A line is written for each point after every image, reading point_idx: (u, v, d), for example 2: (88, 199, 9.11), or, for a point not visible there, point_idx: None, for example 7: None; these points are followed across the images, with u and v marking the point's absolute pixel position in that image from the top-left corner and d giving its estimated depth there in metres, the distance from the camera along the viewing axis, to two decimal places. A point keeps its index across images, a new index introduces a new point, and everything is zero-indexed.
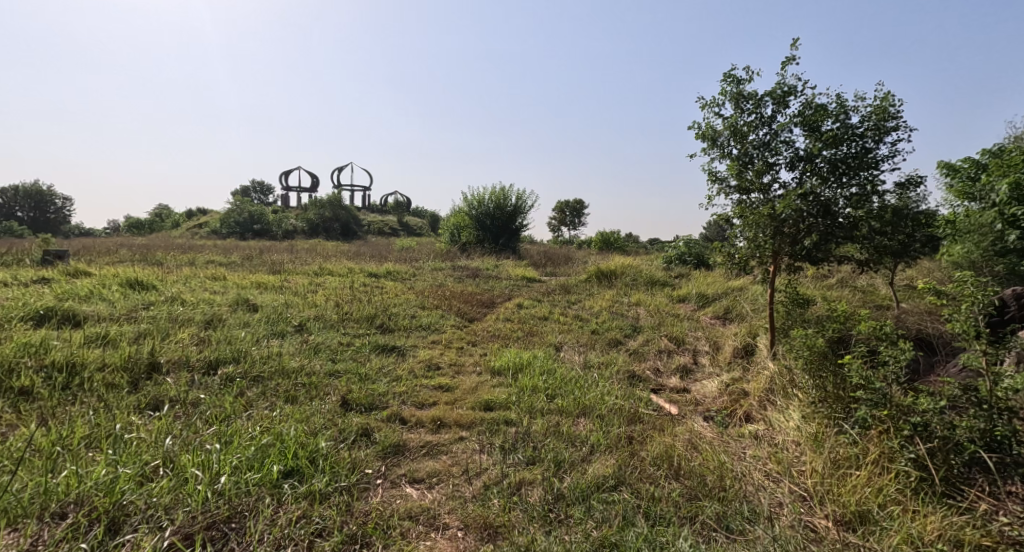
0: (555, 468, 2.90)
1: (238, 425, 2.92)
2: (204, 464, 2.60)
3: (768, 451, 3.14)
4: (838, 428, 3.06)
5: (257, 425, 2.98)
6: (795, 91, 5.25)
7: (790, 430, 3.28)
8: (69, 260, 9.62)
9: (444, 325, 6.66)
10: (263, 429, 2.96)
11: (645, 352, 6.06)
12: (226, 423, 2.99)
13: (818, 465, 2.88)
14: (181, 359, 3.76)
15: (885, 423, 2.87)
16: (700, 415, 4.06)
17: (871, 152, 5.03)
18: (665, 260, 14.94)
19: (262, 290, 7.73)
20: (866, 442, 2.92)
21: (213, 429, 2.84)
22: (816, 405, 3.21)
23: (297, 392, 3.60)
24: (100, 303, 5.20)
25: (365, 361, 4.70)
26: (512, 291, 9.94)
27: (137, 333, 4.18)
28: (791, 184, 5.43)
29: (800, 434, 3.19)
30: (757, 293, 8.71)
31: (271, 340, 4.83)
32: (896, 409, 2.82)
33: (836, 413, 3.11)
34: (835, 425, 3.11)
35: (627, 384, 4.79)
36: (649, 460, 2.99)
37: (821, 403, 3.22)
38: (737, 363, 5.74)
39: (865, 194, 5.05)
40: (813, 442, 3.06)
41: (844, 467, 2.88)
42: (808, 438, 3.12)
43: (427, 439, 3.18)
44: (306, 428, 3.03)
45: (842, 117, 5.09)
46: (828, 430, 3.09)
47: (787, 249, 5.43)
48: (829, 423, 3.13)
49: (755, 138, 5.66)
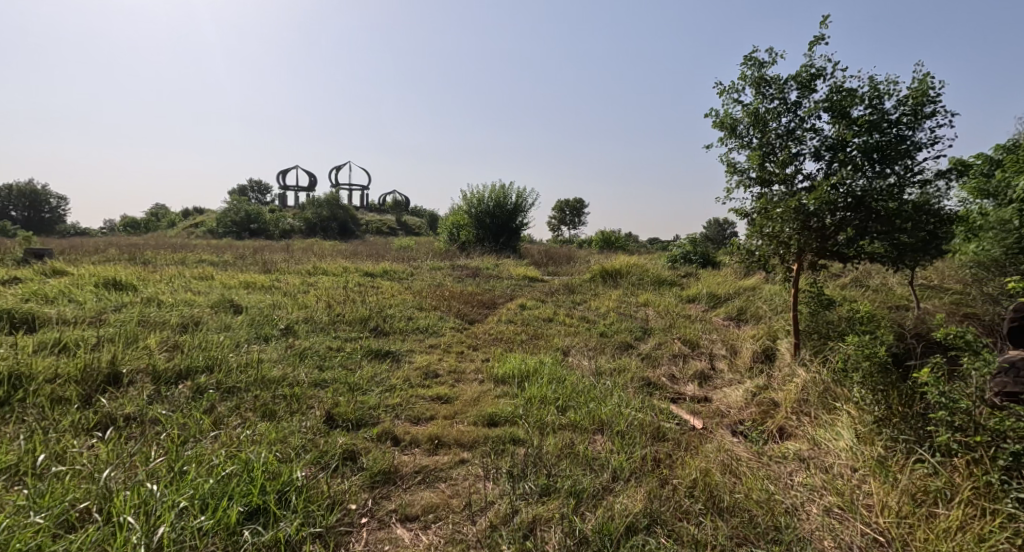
0: (574, 502, 2.49)
1: (199, 451, 2.50)
2: (142, 508, 2.19)
3: (822, 479, 2.73)
4: (914, 455, 2.65)
5: (221, 449, 2.56)
6: (823, 74, 4.82)
7: (843, 453, 2.87)
8: (50, 259, 9.23)
9: (443, 328, 6.24)
10: (229, 455, 2.54)
11: (659, 357, 5.65)
12: (185, 447, 2.57)
13: (893, 501, 2.50)
14: (145, 369, 3.34)
15: (974, 451, 2.48)
16: (728, 430, 3.65)
17: (907, 140, 4.60)
18: (669, 260, 14.53)
19: (250, 290, 7.29)
20: (950, 473, 2.52)
21: (162, 459, 2.42)
22: (879, 427, 2.81)
23: (277, 406, 3.18)
24: (68, 304, 4.77)
25: (356, 368, 4.28)
26: (514, 291, 9.51)
27: (99, 338, 3.75)
28: (818, 175, 5.02)
29: (858, 458, 2.79)
30: (771, 293, 8.29)
31: (253, 345, 4.41)
32: (990, 434, 2.44)
33: (908, 436, 2.72)
34: (907, 450, 2.71)
35: (643, 393, 4.38)
36: (683, 491, 2.58)
37: (885, 424, 2.83)
38: (759, 369, 5.33)
39: (900, 186, 4.63)
40: (881, 471, 2.66)
41: (924, 503, 2.50)
42: (873, 464, 2.72)
43: (423, 462, 2.77)
44: (278, 454, 2.61)
45: (875, 102, 4.66)
46: (898, 456, 2.69)
47: (814, 246, 5.01)
48: (897, 447, 2.73)
49: (778, 126, 5.24)
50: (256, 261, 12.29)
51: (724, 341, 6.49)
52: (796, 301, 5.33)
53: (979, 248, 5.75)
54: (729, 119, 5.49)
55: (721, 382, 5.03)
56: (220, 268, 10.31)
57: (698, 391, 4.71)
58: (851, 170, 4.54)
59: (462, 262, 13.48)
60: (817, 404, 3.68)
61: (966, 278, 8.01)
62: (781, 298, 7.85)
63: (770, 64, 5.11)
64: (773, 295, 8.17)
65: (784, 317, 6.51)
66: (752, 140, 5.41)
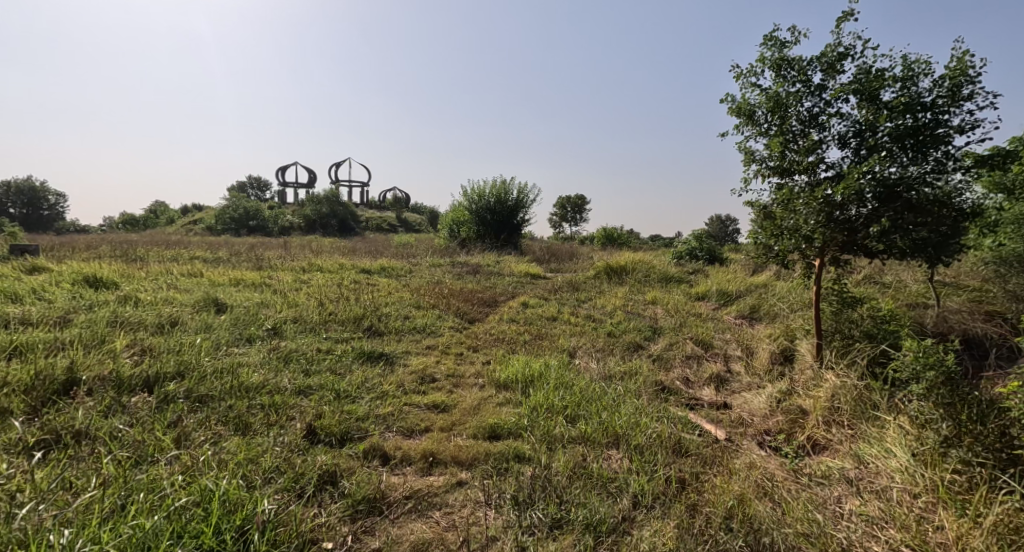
0: (589, 538, 2.17)
1: (150, 478, 2.18)
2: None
3: (881, 509, 2.44)
4: (1002, 486, 2.31)
5: (177, 475, 2.23)
6: (850, 53, 4.45)
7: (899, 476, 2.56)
8: (35, 255, 8.88)
9: (442, 328, 5.89)
10: (185, 482, 2.20)
11: (672, 359, 5.31)
12: (136, 471, 2.24)
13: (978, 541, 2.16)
14: (107, 376, 3.01)
15: None
16: (754, 441, 3.31)
17: (944, 124, 4.22)
18: (675, 256, 14.17)
19: (239, 287, 6.93)
20: None
21: (101, 489, 2.08)
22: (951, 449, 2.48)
23: (253, 417, 2.85)
24: (36, 303, 4.43)
25: (346, 373, 3.94)
26: (516, 289, 9.15)
27: (61, 342, 3.41)
28: (844, 163, 4.65)
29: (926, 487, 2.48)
30: (785, 290, 7.93)
31: (235, 348, 4.07)
32: None
33: (989, 462, 2.39)
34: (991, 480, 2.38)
35: (658, 399, 4.04)
36: (717, 522, 2.26)
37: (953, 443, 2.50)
38: (778, 372, 4.99)
39: (936, 174, 4.26)
40: (958, 503, 2.34)
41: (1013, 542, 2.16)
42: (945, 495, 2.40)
43: (415, 486, 2.44)
44: (243, 481, 2.27)
45: (908, 83, 4.29)
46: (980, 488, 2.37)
47: (841, 240, 4.64)
48: (975, 474, 2.41)
49: (799, 112, 4.88)
50: (251, 258, 11.95)
51: (738, 341, 6.15)
52: (817, 299, 5.00)
53: (996, 244, 5.38)
54: (746, 105, 5.13)
55: (740, 386, 4.69)
56: (212, 265, 9.97)
57: (716, 396, 4.37)
58: (883, 157, 4.18)
59: (462, 259, 13.13)
60: (850, 412, 3.34)
61: (988, 274, 7.67)
62: (796, 295, 7.50)
63: (790, 44, 4.75)
64: (786, 292, 7.82)
65: (801, 316, 6.17)
66: (771, 127, 5.06)
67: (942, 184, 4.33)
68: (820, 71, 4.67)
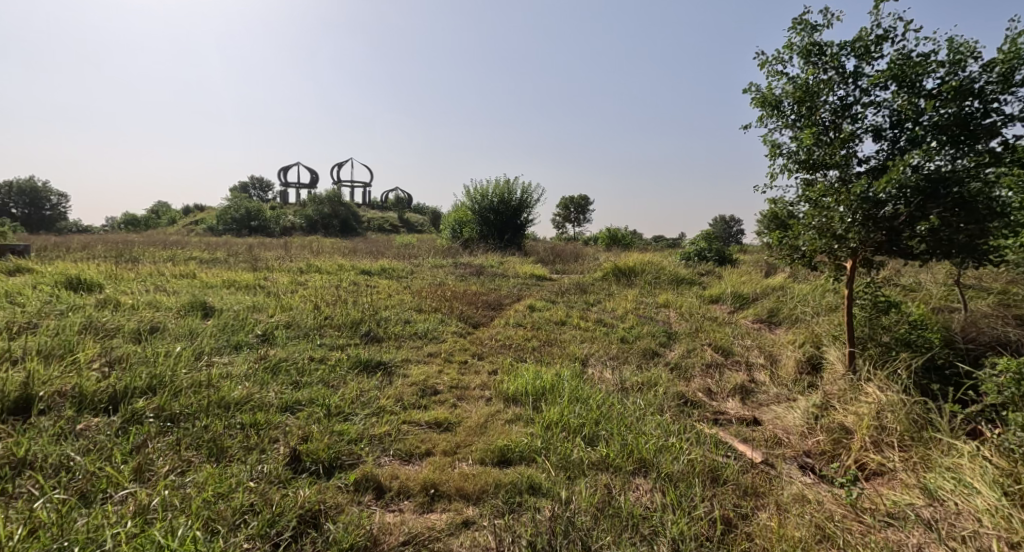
0: None
1: (92, 528, 1.90)
2: None
3: None
4: None
5: (127, 524, 1.94)
6: (889, 37, 4.09)
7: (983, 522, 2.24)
8: (22, 256, 8.53)
9: (445, 333, 5.55)
10: (133, 533, 1.92)
11: (692, 368, 4.95)
12: (77, 518, 1.94)
13: None
14: (68, 392, 2.67)
15: None
16: (793, 465, 2.97)
17: (996, 112, 3.84)
18: (682, 257, 13.80)
19: (232, 290, 6.59)
20: None
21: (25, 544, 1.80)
22: None
23: (230, 439, 2.51)
24: (7, 308, 4.09)
25: (341, 385, 3.60)
26: (522, 291, 8.80)
27: (23, 352, 3.07)
28: (883, 156, 4.27)
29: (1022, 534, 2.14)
30: (803, 293, 7.57)
31: (220, 356, 3.73)
32: None
33: None
34: None
35: (681, 413, 3.70)
36: None
37: None
38: (807, 382, 4.64)
39: (987, 167, 3.87)
40: None
41: None
42: None
43: (414, 529, 2.13)
44: (203, 528, 1.98)
45: (956, 67, 3.91)
46: None
47: (880, 240, 4.26)
48: None
49: (830, 102, 4.52)
50: (249, 259, 11.61)
51: (759, 348, 5.80)
52: (850, 303, 4.62)
53: None
54: (772, 95, 4.77)
55: (767, 398, 4.34)
56: (207, 267, 9.61)
57: (743, 409, 4.02)
58: (929, 149, 3.81)
59: (466, 260, 12.79)
60: (901, 434, 3.00)
61: (1016, 277, 7.31)
62: (816, 298, 7.15)
63: (822, 29, 4.38)
64: (805, 295, 7.46)
65: (826, 320, 5.81)
66: (799, 119, 4.70)
67: (995, 178, 3.94)
68: (855, 57, 4.30)
